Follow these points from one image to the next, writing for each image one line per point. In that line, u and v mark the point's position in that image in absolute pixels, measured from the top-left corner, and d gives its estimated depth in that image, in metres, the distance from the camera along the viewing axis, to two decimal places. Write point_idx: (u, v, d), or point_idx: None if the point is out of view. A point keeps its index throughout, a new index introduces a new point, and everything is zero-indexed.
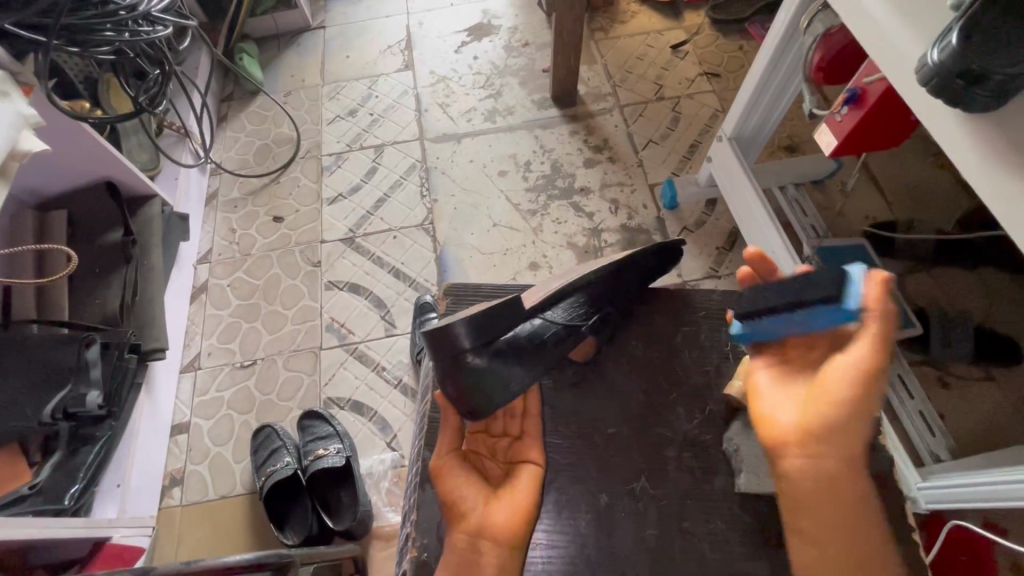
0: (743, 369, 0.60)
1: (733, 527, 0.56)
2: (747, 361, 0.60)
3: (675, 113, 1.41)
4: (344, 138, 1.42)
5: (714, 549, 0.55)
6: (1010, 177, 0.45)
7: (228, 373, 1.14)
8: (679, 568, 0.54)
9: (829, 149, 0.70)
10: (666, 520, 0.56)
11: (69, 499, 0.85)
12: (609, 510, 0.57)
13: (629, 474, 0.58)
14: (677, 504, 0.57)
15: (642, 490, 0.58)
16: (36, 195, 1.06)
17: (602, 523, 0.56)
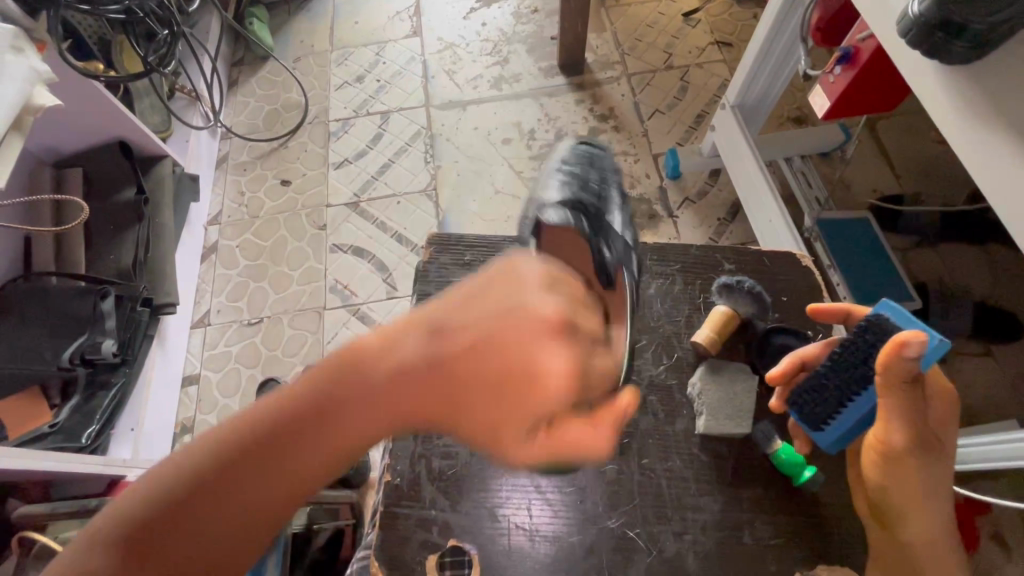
0: (713, 318, 0.64)
1: (689, 464, 0.59)
2: (718, 312, 0.64)
3: (683, 82, 1.39)
4: (351, 105, 1.43)
5: (672, 484, 0.58)
6: (983, 126, 0.48)
7: (236, 330, 1.18)
8: (637, 500, 0.57)
9: (821, 110, 0.71)
10: (627, 457, 0.59)
11: (87, 437, 0.90)
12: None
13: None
14: (638, 443, 0.60)
15: None
16: (55, 154, 1.10)
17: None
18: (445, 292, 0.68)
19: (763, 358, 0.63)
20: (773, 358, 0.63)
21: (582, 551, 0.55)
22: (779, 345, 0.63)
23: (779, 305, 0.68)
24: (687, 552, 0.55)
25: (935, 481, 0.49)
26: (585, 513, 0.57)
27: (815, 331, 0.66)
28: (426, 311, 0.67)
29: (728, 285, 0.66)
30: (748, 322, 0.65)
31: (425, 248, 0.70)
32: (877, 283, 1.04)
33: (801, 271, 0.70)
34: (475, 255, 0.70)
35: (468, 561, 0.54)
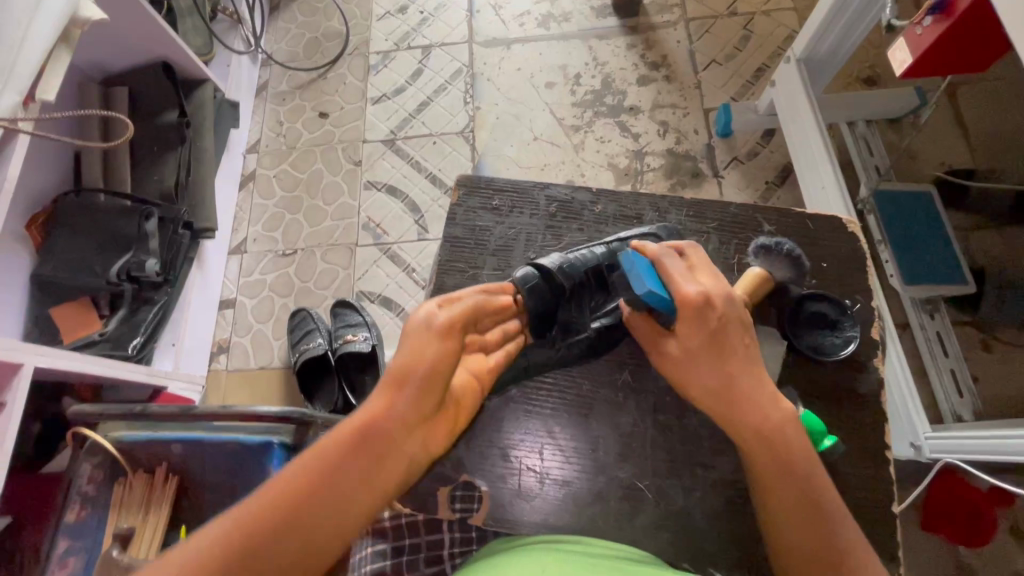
0: (746, 280, 0.58)
1: (706, 424, 0.59)
2: (752, 273, 0.58)
3: (746, 31, 1.28)
4: (392, 37, 1.38)
5: (685, 441, 0.58)
6: None
7: (271, 259, 1.21)
8: (648, 454, 0.58)
9: (901, 68, 0.65)
10: (643, 412, 0.60)
11: (132, 347, 0.95)
12: (590, 397, 0.60)
13: (614, 368, 0.61)
14: (655, 399, 0.60)
15: (625, 382, 0.61)
16: (101, 71, 1.11)
17: (581, 408, 0.60)
18: (471, 235, 0.67)
19: (793, 325, 0.60)
20: (804, 324, 0.61)
21: (589, 496, 0.57)
22: (811, 312, 0.61)
23: (818, 271, 0.65)
24: (694, 508, 0.56)
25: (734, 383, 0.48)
26: (596, 461, 0.58)
27: (851, 301, 0.64)
28: (452, 252, 0.66)
29: (765, 245, 0.61)
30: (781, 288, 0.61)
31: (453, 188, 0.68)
32: (929, 261, 0.98)
33: (848, 238, 0.66)
34: (503, 200, 0.68)
35: (479, 496, 0.57)
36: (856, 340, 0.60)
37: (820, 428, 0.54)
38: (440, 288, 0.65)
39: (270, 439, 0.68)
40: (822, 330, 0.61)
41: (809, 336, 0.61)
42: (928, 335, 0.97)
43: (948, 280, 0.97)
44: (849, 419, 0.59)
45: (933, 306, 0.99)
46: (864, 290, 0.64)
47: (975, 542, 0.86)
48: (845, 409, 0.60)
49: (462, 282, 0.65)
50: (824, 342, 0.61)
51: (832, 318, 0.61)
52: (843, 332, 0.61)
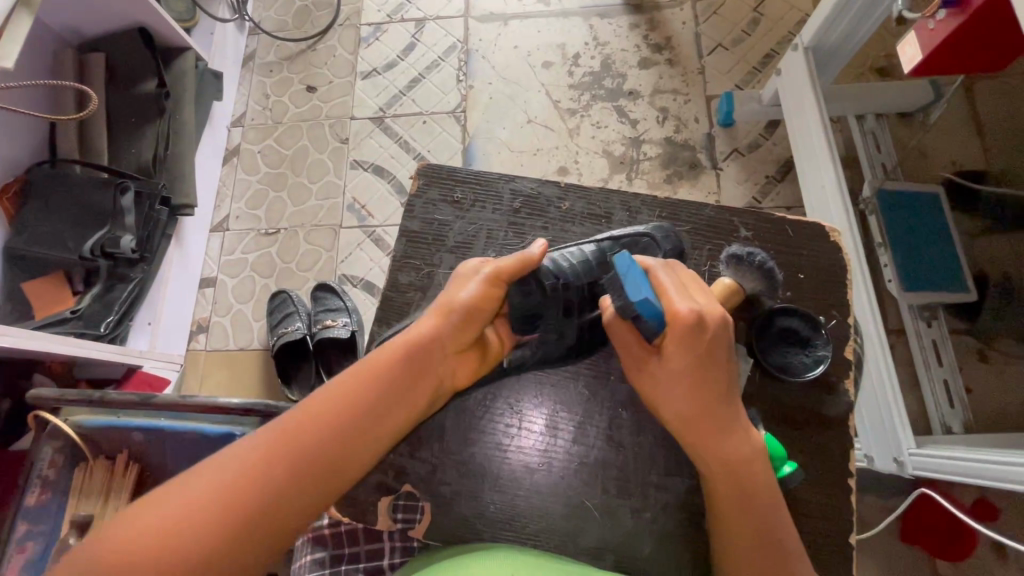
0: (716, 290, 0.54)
1: (661, 444, 0.56)
2: (722, 283, 0.55)
3: (756, 14, 1.22)
4: (385, 8, 1.32)
5: (636, 460, 0.56)
6: None
7: (253, 238, 1.18)
8: (599, 472, 0.56)
9: (910, 64, 0.60)
10: (598, 426, 0.57)
11: (105, 326, 0.94)
12: (545, 408, 0.58)
13: (571, 378, 0.59)
14: (609, 413, 0.57)
15: (578, 394, 0.58)
16: (77, 35, 1.06)
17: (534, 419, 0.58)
18: (429, 230, 0.64)
19: (761, 341, 0.57)
20: (772, 340, 0.57)
21: (535, 514, 0.55)
22: (780, 327, 0.58)
23: (792, 283, 0.61)
24: (643, 530, 0.55)
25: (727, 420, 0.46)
26: (545, 476, 0.56)
27: (824, 318, 0.60)
28: (407, 248, 0.63)
29: (737, 255, 0.57)
30: (753, 300, 0.58)
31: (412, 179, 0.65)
32: (930, 267, 0.94)
33: (827, 247, 0.62)
34: (466, 192, 0.65)
35: (421, 507, 0.55)
36: (826, 360, 0.57)
37: (779, 453, 0.51)
38: (393, 286, 0.62)
39: (232, 431, 0.66)
40: (791, 347, 0.58)
41: (778, 353, 0.57)
42: (923, 343, 0.94)
43: (948, 287, 0.94)
44: (813, 442, 0.57)
45: (930, 313, 0.96)
46: (841, 305, 0.61)
47: (956, 556, 0.85)
48: (810, 433, 0.57)
49: (416, 279, 0.62)
50: (793, 361, 0.57)
51: (803, 335, 0.58)
52: (814, 351, 0.57)
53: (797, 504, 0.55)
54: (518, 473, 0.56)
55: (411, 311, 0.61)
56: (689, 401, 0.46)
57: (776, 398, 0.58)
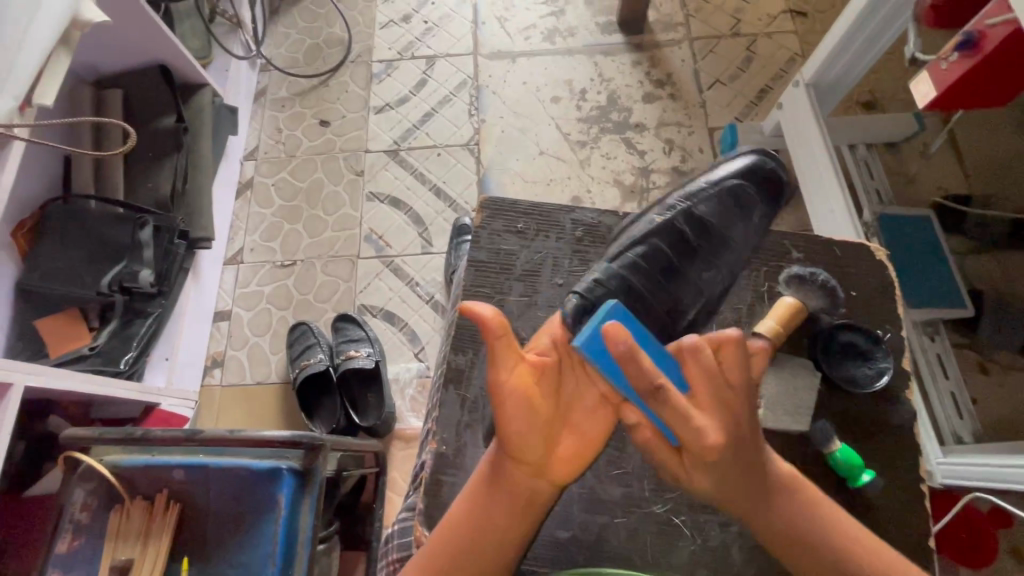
0: (778, 309, 0.56)
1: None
2: (787, 303, 0.57)
3: (749, 52, 1.30)
4: (395, 46, 1.36)
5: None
6: None
7: (268, 270, 1.18)
8: (683, 489, 0.59)
9: (924, 100, 0.67)
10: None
11: (125, 363, 0.91)
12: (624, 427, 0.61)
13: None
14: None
15: None
16: (94, 71, 1.06)
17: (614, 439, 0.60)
18: (496, 259, 0.67)
19: (826, 356, 0.62)
20: (837, 355, 0.62)
21: (626, 532, 0.58)
22: (842, 342, 0.63)
23: (849, 301, 0.66)
24: (731, 541, 0.57)
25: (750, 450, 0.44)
26: (631, 495, 0.59)
27: (881, 330, 0.65)
28: (476, 277, 0.66)
29: (798, 275, 0.64)
30: (813, 318, 0.63)
31: (478, 211, 0.68)
32: (931, 285, 1.00)
33: (873, 265, 0.67)
34: (528, 223, 0.68)
35: None
36: (889, 371, 0.62)
37: (860, 464, 0.58)
38: (466, 314, 0.65)
39: (279, 465, 0.65)
40: (855, 360, 0.63)
41: (842, 365, 0.62)
42: (929, 357, 0.99)
43: (949, 303, 0.99)
44: (876, 448, 0.61)
45: (934, 328, 1.01)
46: (894, 319, 0.66)
47: (977, 563, 0.87)
48: (879, 440, 0.61)
49: (487, 307, 0.65)
50: (857, 373, 0.62)
51: (865, 349, 0.63)
52: (876, 363, 0.63)
53: (874, 508, 0.59)
54: (582, 491, 0.58)
55: (484, 338, 0.64)
56: (749, 439, 0.43)
57: (825, 412, 0.62)
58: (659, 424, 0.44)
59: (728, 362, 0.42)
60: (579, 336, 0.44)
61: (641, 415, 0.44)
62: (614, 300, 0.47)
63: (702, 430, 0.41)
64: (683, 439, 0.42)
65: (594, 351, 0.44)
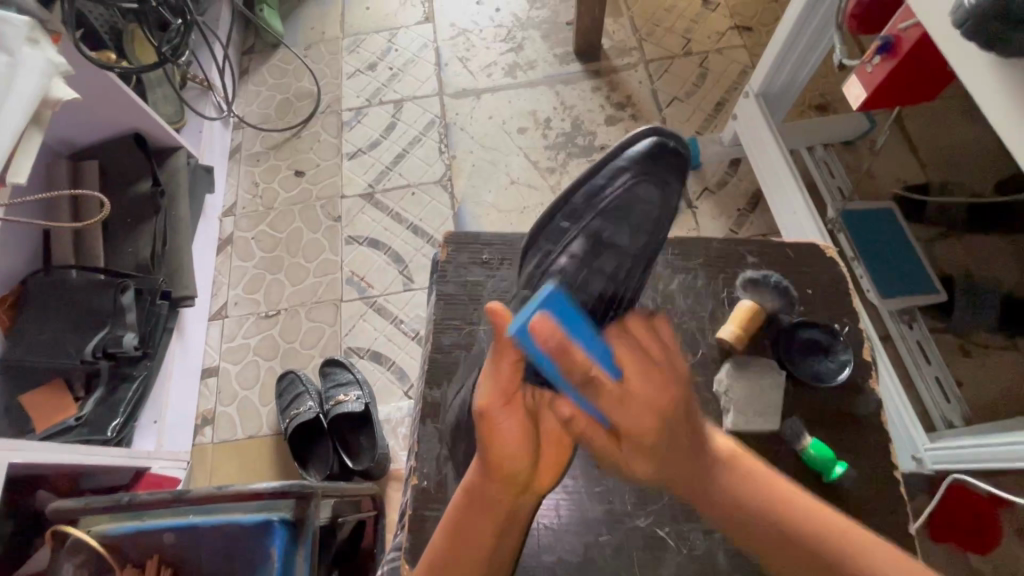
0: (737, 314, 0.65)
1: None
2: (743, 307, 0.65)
3: (702, 68, 1.36)
4: (363, 94, 1.41)
5: None
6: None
7: (254, 322, 1.19)
8: (665, 500, 0.60)
9: (857, 100, 0.72)
10: None
11: (112, 430, 0.91)
12: None
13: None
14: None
15: None
16: (69, 145, 1.09)
17: (595, 457, 0.61)
18: (463, 291, 0.69)
19: (789, 354, 0.64)
20: (799, 352, 0.64)
21: (612, 551, 0.58)
22: (804, 338, 0.65)
23: (805, 299, 0.68)
24: (717, 550, 0.58)
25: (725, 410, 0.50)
26: (615, 513, 0.59)
27: (839, 324, 0.67)
28: (445, 311, 0.68)
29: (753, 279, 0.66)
30: (774, 317, 0.66)
31: (443, 246, 0.70)
32: (900, 274, 1.02)
33: (829, 264, 0.70)
34: (491, 254, 0.70)
35: None
36: (850, 363, 0.64)
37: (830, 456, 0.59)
38: (440, 347, 0.66)
39: (270, 516, 0.65)
40: (817, 355, 0.65)
41: (805, 362, 0.64)
42: (908, 344, 1.00)
43: (920, 289, 1.01)
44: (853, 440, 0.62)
45: (910, 316, 1.02)
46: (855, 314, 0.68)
47: (983, 547, 0.87)
48: (857, 434, 0.62)
49: (460, 339, 0.66)
50: (821, 368, 0.64)
51: (825, 344, 0.65)
52: (837, 356, 0.64)
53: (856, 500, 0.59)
54: (570, 512, 0.59)
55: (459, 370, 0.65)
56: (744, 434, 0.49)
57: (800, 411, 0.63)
58: (588, 412, 0.44)
59: (640, 335, 0.44)
60: (513, 318, 0.41)
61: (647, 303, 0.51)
62: (546, 290, 0.43)
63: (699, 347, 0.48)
64: (619, 421, 0.44)
65: (521, 336, 0.41)
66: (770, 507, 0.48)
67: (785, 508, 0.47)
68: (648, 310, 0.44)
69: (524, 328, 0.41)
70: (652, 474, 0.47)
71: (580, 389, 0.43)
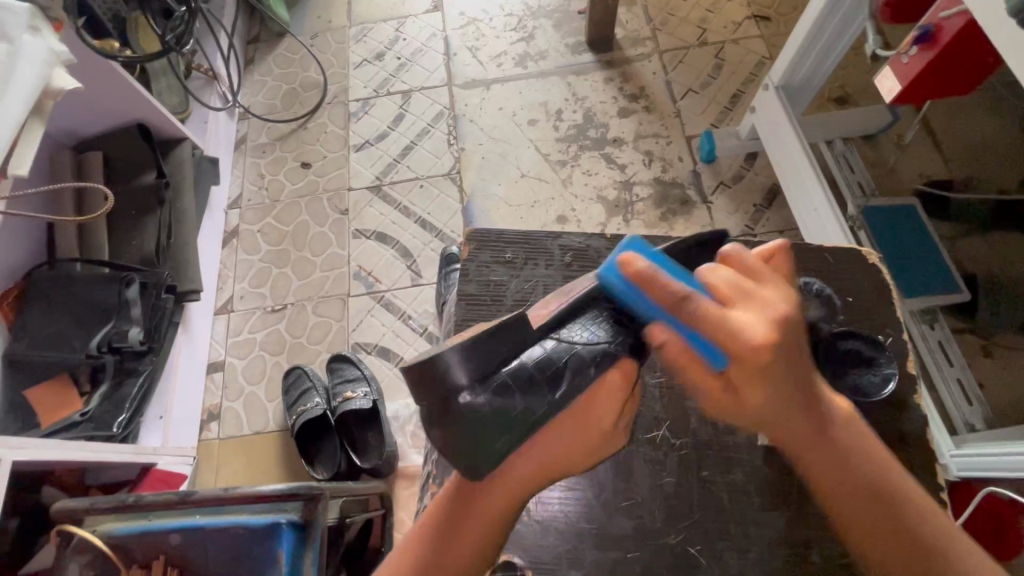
0: None
1: (750, 478, 0.59)
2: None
3: (718, 59, 1.32)
4: (371, 84, 1.38)
5: (732, 499, 0.59)
6: None
7: (260, 316, 1.17)
8: (695, 515, 0.58)
9: (890, 94, 0.70)
10: (684, 469, 0.60)
11: (118, 426, 0.90)
12: (627, 456, 0.60)
13: (649, 424, 0.62)
14: (696, 454, 0.60)
15: (660, 438, 0.61)
16: (72, 136, 1.06)
17: (620, 469, 0.60)
18: (485, 292, 0.67)
19: (832, 366, 0.61)
20: (840, 364, 0.61)
21: (638, 566, 0.56)
22: (846, 349, 0.62)
23: (845, 308, 0.66)
24: (748, 568, 0.56)
25: (790, 384, 0.42)
26: (642, 527, 0.58)
27: (881, 335, 0.65)
28: (467, 312, 0.66)
29: None
30: (815, 326, 0.62)
31: (464, 244, 0.68)
32: (924, 274, 0.99)
33: (861, 268, 0.68)
34: (516, 252, 0.69)
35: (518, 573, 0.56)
36: (895, 377, 0.61)
37: None
38: None
39: (278, 519, 0.63)
40: (859, 369, 0.62)
41: (846, 375, 0.61)
42: (931, 346, 0.98)
43: (943, 290, 0.98)
44: (889, 454, 0.60)
45: (932, 316, 1.00)
46: (890, 322, 0.66)
47: (1006, 555, 0.85)
48: (889, 447, 0.60)
49: None
50: (864, 382, 0.61)
51: (868, 356, 0.62)
52: (881, 370, 0.62)
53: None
54: (591, 523, 0.58)
55: None
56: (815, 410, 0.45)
57: None
58: (691, 344, 0.42)
59: (740, 272, 0.44)
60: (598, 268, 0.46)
61: (661, 329, 0.44)
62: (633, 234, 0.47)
63: (745, 325, 0.40)
64: (731, 350, 0.40)
65: (610, 271, 0.45)
66: (885, 494, 0.46)
67: (896, 496, 0.46)
68: (777, 246, 0.48)
69: (621, 264, 0.43)
70: (762, 414, 0.42)
71: (669, 319, 0.43)
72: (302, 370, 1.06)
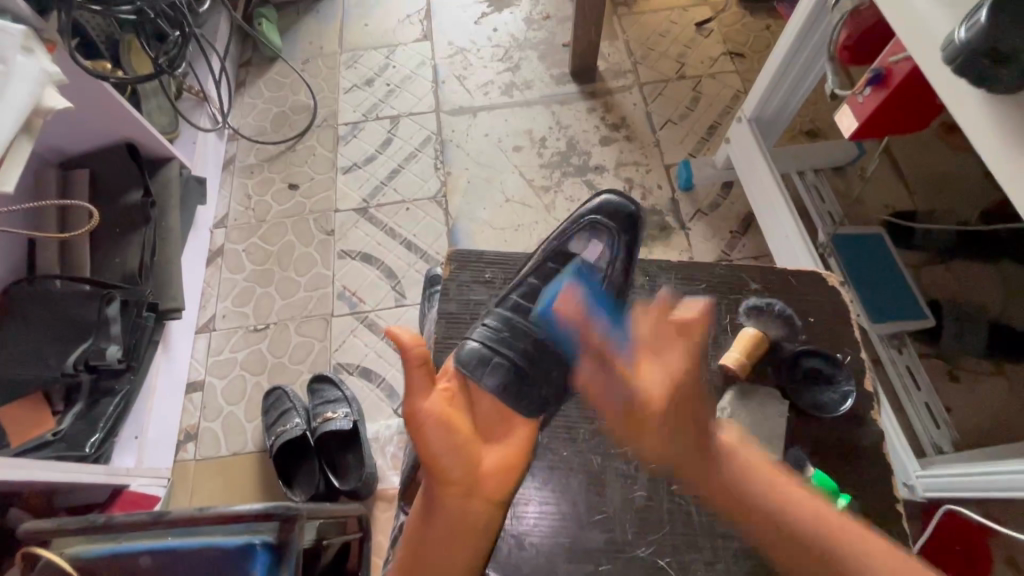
0: (742, 341, 0.65)
1: None
2: (747, 334, 0.65)
3: (695, 92, 1.38)
4: (359, 108, 1.41)
5: (701, 514, 0.60)
6: (1013, 160, 0.51)
7: (242, 335, 1.17)
8: (664, 533, 0.59)
9: (849, 130, 0.74)
10: (655, 486, 0.61)
11: (90, 446, 0.87)
12: (601, 472, 0.62)
13: (622, 440, 0.63)
14: None
15: (632, 455, 0.63)
16: (59, 153, 1.07)
17: (593, 485, 0.61)
18: (465, 310, 0.68)
19: (792, 383, 0.64)
20: (800, 381, 0.64)
21: None
22: (805, 367, 0.65)
23: (807, 329, 0.69)
24: None
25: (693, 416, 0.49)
26: (614, 542, 0.59)
27: (842, 356, 0.68)
28: (447, 330, 0.67)
29: (757, 308, 0.68)
30: (775, 346, 0.66)
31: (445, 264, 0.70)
32: (893, 300, 1.02)
33: (826, 292, 0.71)
34: (496, 272, 0.71)
35: None
36: (853, 394, 0.64)
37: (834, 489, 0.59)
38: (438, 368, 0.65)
39: (253, 540, 0.63)
40: (820, 386, 0.64)
41: (808, 392, 0.64)
42: (899, 369, 1.01)
43: (909, 315, 1.02)
44: (850, 471, 0.63)
45: (900, 340, 1.03)
46: (851, 343, 0.69)
47: None
48: (852, 465, 0.63)
49: None
50: (823, 399, 0.64)
51: (827, 373, 0.65)
52: (840, 387, 0.64)
53: None
54: (566, 538, 0.59)
55: None
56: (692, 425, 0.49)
57: (802, 437, 0.64)
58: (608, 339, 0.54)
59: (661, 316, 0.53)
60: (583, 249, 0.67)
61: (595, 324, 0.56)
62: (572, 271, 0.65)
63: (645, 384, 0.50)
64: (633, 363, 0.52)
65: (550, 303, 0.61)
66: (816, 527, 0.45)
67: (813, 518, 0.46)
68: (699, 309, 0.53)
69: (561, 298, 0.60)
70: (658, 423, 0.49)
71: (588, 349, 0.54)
72: (283, 390, 1.06)
